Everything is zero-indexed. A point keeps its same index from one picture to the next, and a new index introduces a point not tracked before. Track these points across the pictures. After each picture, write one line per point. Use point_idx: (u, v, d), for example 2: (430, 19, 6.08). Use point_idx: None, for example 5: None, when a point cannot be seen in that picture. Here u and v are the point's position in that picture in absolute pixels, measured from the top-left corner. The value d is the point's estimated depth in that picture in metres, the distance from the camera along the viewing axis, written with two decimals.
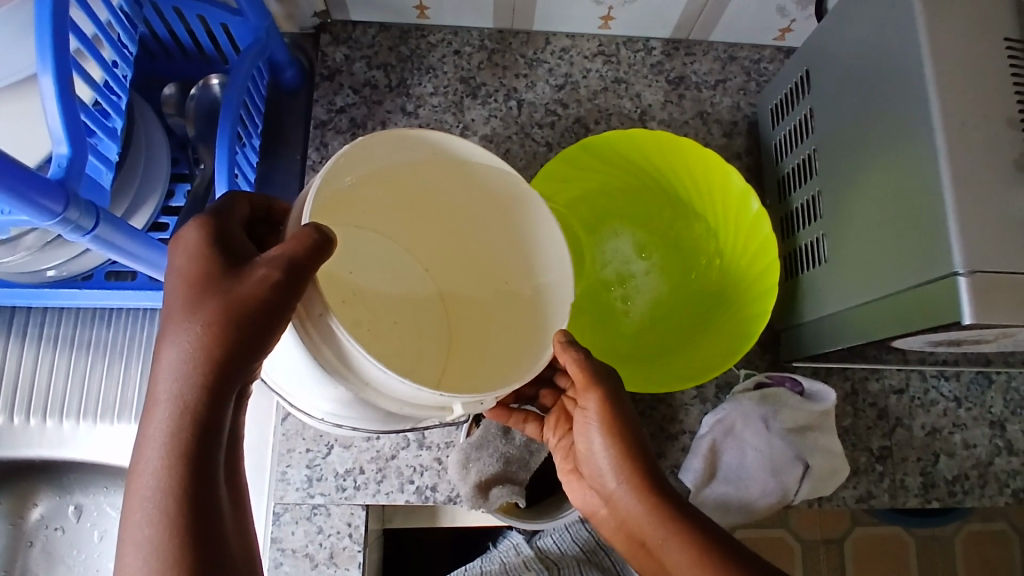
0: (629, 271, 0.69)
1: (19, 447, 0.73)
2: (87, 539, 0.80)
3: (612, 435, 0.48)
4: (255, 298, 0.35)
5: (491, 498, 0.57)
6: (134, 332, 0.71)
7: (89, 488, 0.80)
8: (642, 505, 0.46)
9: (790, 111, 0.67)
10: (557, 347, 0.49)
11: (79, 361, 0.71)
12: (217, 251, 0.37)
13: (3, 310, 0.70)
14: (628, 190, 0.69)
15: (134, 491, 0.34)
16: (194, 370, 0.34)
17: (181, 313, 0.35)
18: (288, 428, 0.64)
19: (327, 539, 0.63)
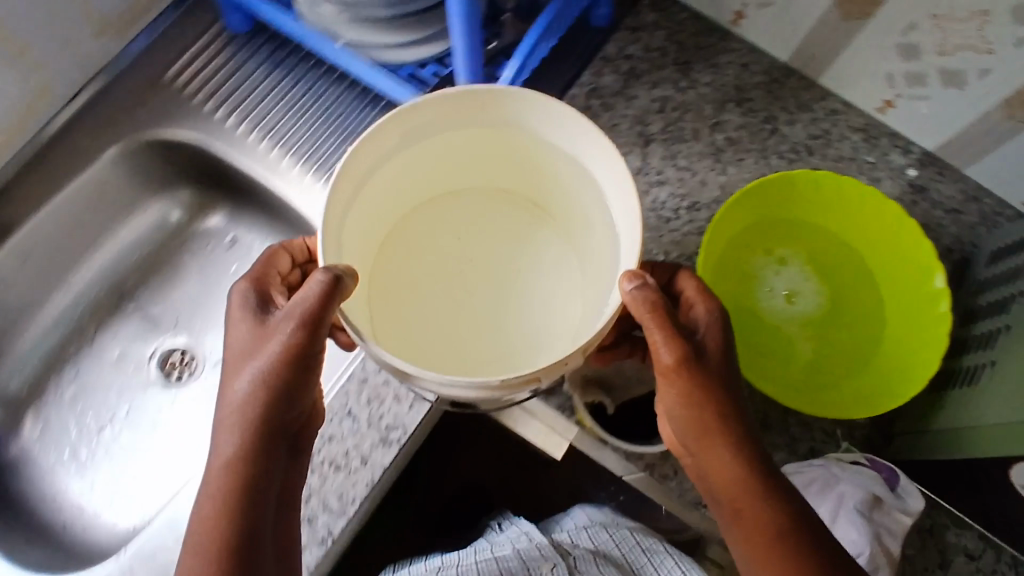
0: (790, 298, 0.71)
1: (239, 154, 0.81)
2: (227, 266, 0.90)
3: (706, 397, 0.52)
4: (272, 361, 0.51)
5: (584, 392, 0.69)
6: (373, 129, 0.81)
7: (254, 229, 0.89)
8: (738, 471, 0.51)
9: (1009, 258, 0.68)
10: (636, 314, 0.51)
11: (321, 124, 0.82)
12: (256, 338, 0.53)
13: (300, 63, 0.85)
14: (818, 237, 0.72)
15: (192, 527, 0.49)
16: (231, 423, 0.51)
17: (236, 388, 0.52)
18: None
19: None
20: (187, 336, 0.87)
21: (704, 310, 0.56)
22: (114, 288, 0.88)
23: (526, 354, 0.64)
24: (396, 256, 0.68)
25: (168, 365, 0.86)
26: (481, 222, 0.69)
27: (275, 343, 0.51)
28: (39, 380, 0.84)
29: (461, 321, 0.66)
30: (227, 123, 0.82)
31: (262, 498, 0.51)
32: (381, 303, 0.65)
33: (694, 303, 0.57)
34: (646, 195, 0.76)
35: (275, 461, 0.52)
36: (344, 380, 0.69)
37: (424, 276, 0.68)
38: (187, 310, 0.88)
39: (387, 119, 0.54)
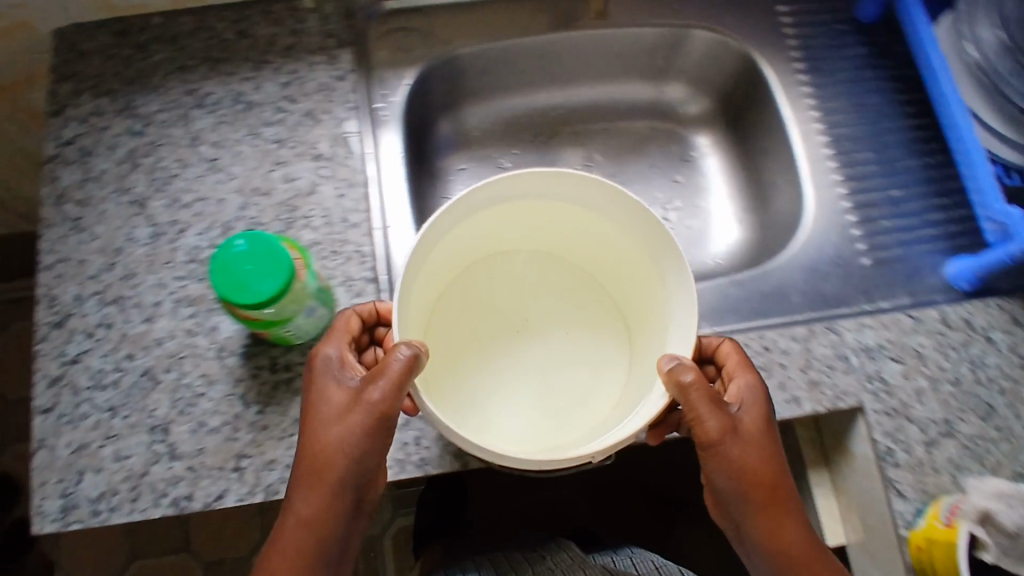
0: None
1: (785, 97, 0.81)
2: (674, 173, 0.92)
3: (750, 466, 0.57)
4: (351, 432, 0.56)
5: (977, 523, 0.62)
6: (904, 174, 0.80)
7: (717, 164, 0.91)
8: (800, 534, 0.57)
9: None
10: (680, 389, 0.55)
11: (866, 135, 0.81)
12: (335, 407, 0.57)
13: (884, 80, 0.84)
14: None
15: (276, 556, 0.56)
16: (316, 473, 0.57)
17: (314, 447, 0.57)
18: (900, 320, 0.72)
19: (824, 374, 0.69)
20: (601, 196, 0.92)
21: (740, 380, 0.61)
22: (579, 114, 0.93)
23: (478, 422, 0.68)
24: (467, 289, 0.75)
25: None
26: (513, 303, 0.76)
27: (354, 420, 0.56)
28: (484, 133, 0.91)
29: (479, 363, 0.72)
30: (795, 71, 0.83)
31: (331, 542, 0.57)
32: (440, 318, 0.73)
33: (734, 378, 0.62)
34: None
35: (347, 504, 0.57)
36: (748, 333, 0.71)
37: (480, 316, 0.74)
38: (618, 176, 0.92)
39: (518, 174, 0.62)
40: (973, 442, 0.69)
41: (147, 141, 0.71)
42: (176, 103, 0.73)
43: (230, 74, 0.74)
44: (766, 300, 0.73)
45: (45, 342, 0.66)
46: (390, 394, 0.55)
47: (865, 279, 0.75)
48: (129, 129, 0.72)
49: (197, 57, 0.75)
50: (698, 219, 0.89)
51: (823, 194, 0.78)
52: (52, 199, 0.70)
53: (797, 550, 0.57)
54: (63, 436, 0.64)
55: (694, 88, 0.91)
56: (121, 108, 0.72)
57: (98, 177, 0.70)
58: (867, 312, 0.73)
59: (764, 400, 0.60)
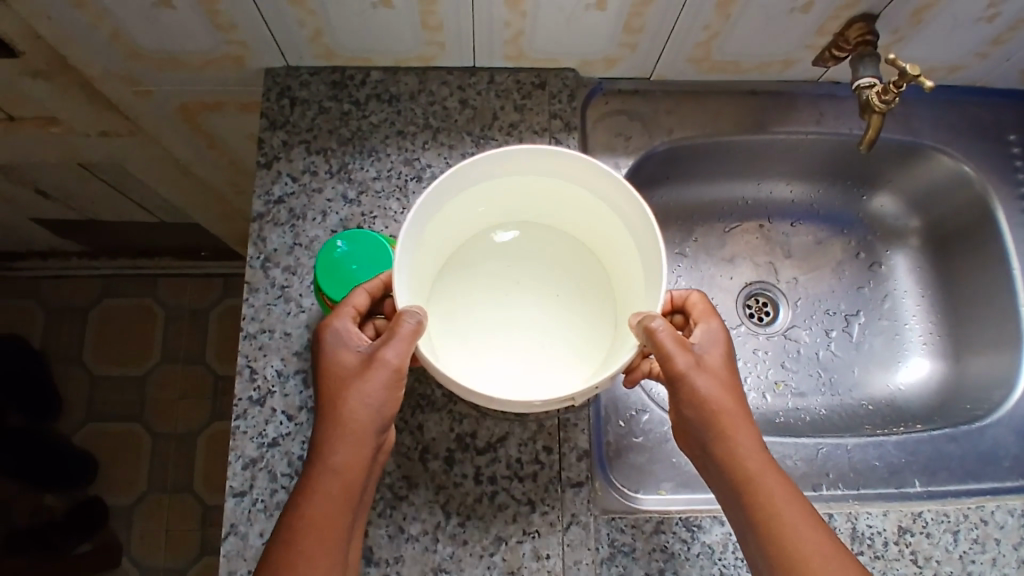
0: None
1: (1014, 239, 0.77)
2: (863, 283, 0.88)
3: (712, 397, 0.53)
4: (372, 389, 0.51)
5: None
6: None
7: (911, 281, 0.87)
8: (773, 472, 0.53)
9: None
10: (646, 326, 0.53)
11: None
12: (351, 356, 0.53)
13: None
14: None
15: (296, 520, 0.49)
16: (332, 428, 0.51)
17: (328, 395, 0.52)
18: None
19: None
20: (779, 293, 0.89)
21: (706, 326, 0.57)
22: (767, 209, 0.89)
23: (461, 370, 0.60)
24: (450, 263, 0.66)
25: (749, 303, 0.88)
26: (511, 267, 0.67)
27: (375, 378, 0.51)
28: (669, 217, 0.86)
29: (469, 326, 0.64)
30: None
31: (340, 507, 0.50)
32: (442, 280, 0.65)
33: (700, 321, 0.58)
34: None
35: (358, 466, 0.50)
36: (965, 499, 0.68)
37: (476, 285, 0.66)
38: (799, 279, 0.89)
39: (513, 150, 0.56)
40: None
41: (362, 212, 0.67)
42: (392, 172, 0.69)
43: (450, 147, 0.70)
44: (981, 462, 0.70)
45: (243, 419, 0.62)
46: (403, 344, 0.51)
47: None
48: (343, 194, 0.68)
49: (417, 123, 0.71)
50: (884, 338, 0.86)
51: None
52: (259, 261, 0.65)
53: (757, 482, 0.52)
54: (257, 524, 0.60)
55: (903, 203, 0.87)
56: (335, 170, 0.68)
57: (308, 244, 0.66)
58: None
59: (726, 342, 0.57)
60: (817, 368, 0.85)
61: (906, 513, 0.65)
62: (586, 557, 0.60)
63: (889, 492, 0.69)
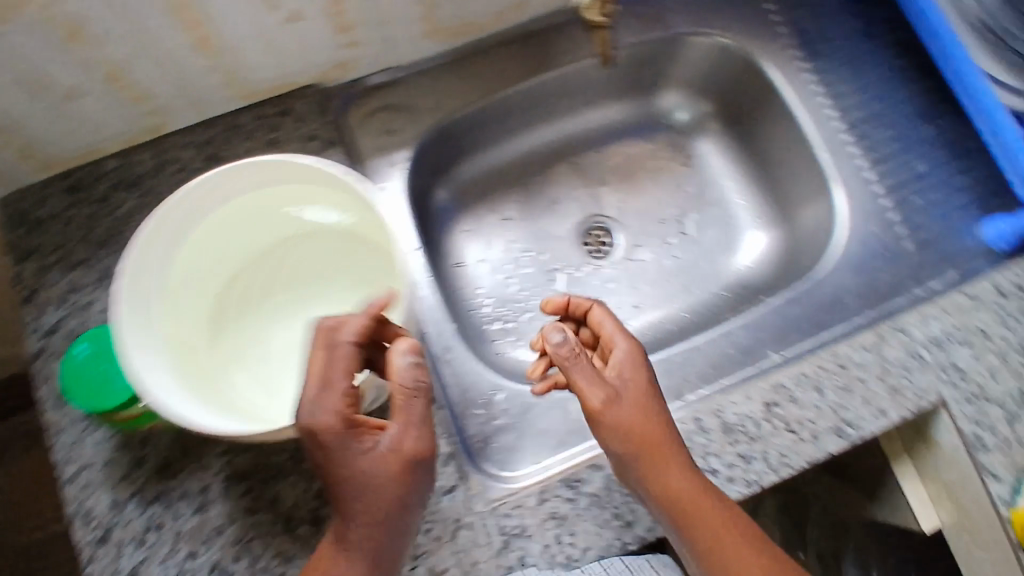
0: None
1: (791, 93, 0.79)
2: (682, 181, 0.89)
3: (634, 424, 0.56)
4: (389, 485, 0.50)
5: None
6: (923, 149, 0.78)
7: (726, 163, 0.89)
8: (693, 484, 0.56)
9: None
10: (558, 360, 0.57)
11: (880, 115, 0.79)
12: (347, 449, 0.49)
13: (886, 51, 0.81)
14: None
15: None
16: (375, 518, 0.51)
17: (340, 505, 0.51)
18: (958, 301, 0.72)
19: (902, 378, 0.68)
20: (612, 220, 0.89)
21: (621, 350, 0.60)
22: (572, 147, 0.89)
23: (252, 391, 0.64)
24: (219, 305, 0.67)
25: (589, 239, 0.88)
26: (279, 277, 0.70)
27: (406, 462, 0.51)
28: (480, 190, 0.86)
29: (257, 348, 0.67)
30: (792, 59, 0.80)
31: None
32: (216, 323, 0.66)
33: (622, 349, 0.60)
34: None
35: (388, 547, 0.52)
36: (821, 350, 0.70)
37: (251, 310, 0.68)
38: (626, 200, 0.89)
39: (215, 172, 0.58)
40: None
41: None
42: None
43: None
44: (826, 311, 0.73)
45: (93, 564, 0.58)
46: (417, 413, 0.52)
47: (916, 265, 0.75)
48: None
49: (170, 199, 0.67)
50: (719, 226, 0.87)
51: (854, 190, 0.77)
52: (54, 400, 0.62)
53: (689, 497, 0.55)
54: None
55: (691, 93, 0.88)
56: (102, 277, 0.65)
57: None
58: (930, 301, 0.72)
59: (646, 365, 0.59)
60: (669, 278, 0.86)
61: (767, 387, 0.67)
62: (481, 555, 0.60)
63: (750, 372, 0.70)
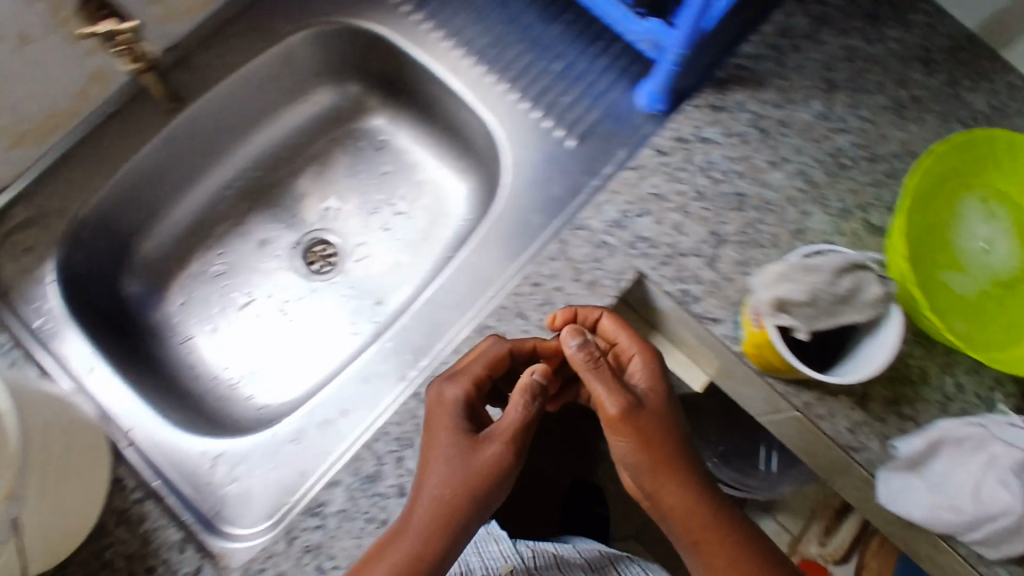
0: (988, 249, 0.70)
1: (414, 44, 0.79)
2: (373, 165, 0.89)
3: (648, 431, 0.59)
4: (486, 462, 0.58)
5: (780, 315, 0.61)
6: (552, 45, 0.79)
7: (406, 130, 0.88)
8: (704, 509, 0.59)
9: None
10: (580, 368, 0.60)
11: (502, 31, 0.80)
12: (454, 458, 0.57)
13: None
14: (1008, 180, 0.72)
15: None
16: (438, 529, 0.56)
17: (432, 490, 0.56)
18: (626, 177, 0.73)
19: (597, 269, 0.70)
20: (325, 230, 0.88)
21: (640, 364, 0.63)
22: (260, 177, 0.88)
23: None
24: None
25: (311, 256, 0.87)
26: None
27: (489, 454, 0.58)
28: (182, 257, 0.85)
29: None
30: (406, 14, 0.80)
31: None
32: None
33: (615, 335, 0.64)
34: (828, 138, 0.75)
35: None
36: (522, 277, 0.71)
37: None
38: (334, 205, 0.89)
39: None
40: (744, 234, 0.72)
41: None
42: None
43: None
44: (514, 238, 0.74)
45: None
46: (506, 447, 0.59)
47: (582, 157, 0.76)
48: None
49: None
50: (424, 192, 0.87)
51: (506, 112, 0.77)
52: None
53: (710, 516, 0.59)
54: None
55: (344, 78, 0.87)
56: None
57: None
58: (604, 186, 0.73)
59: (666, 383, 0.62)
60: (399, 261, 0.86)
61: (475, 335, 0.67)
62: None
63: (464, 324, 0.70)
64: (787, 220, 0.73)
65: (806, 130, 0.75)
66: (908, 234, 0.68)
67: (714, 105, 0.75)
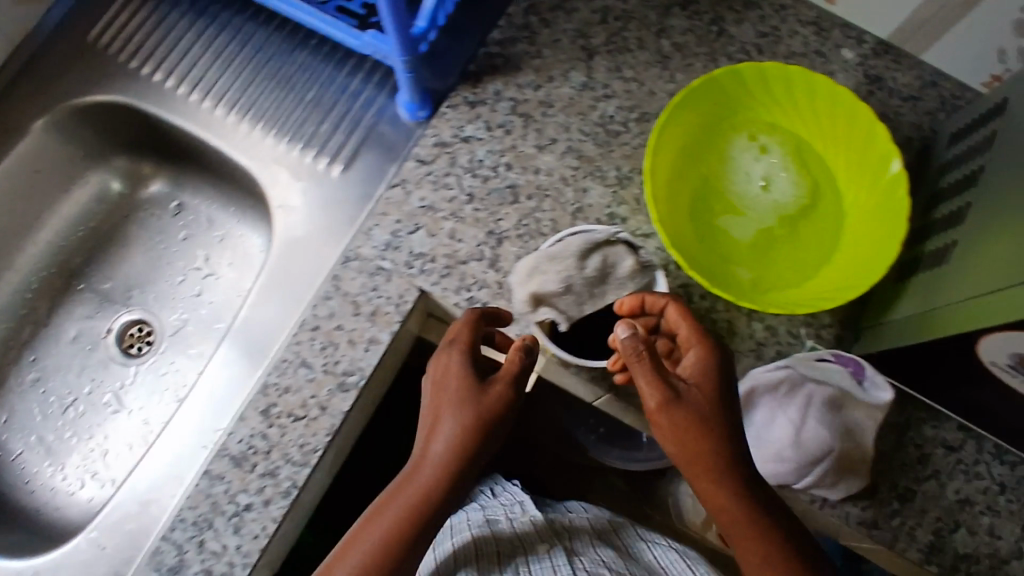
0: (768, 185, 0.67)
1: (162, 108, 0.77)
2: (174, 234, 0.87)
3: (688, 409, 0.55)
4: (496, 418, 0.56)
5: (538, 312, 0.64)
6: (301, 77, 0.77)
7: (198, 192, 0.87)
8: (746, 502, 0.54)
9: (965, 162, 0.65)
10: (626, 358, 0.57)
11: (248, 73, 0.77)
12: (465, 407, 0.56)
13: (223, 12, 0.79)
14: (780, 110, 0.68)
15: None
16: (426, 505, 0.54)
17: (449, 433, 0.55)
18: (391, 196, 0.70)
19: (376, 297, 0.67)
20: (140, 312, 0.86)
21: (695, 357, 0.58)
22: (64, 274, 0.86)
23: None
24: None
25: (126, 340, 0.85)
26: None
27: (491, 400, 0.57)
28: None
29: None
30: (150, 77, 0.77)
31: None
32: None
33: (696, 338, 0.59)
34: (593, 108, 0.73)
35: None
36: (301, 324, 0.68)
37: None
38: (137, 284, 0.86)
39: None
40: (522, 227, 0.69)
41: None
42: None
43: None
44: (294, 281, 0.70)
45: None
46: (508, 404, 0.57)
47: (349, 184, 0.73)
48: None
49: None
50: (232, 249, 0.86)
51: (266, 154, 0.75)
52: None
53: (753, 513, 0.54)
54: None
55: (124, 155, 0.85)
56: None
57: None
58: (373, 208, 0.70)
59: (720, 371, 0.57)
60: (212, 325, 0.84)
61: (258, 396, 0.64)
62: None
63: (254, 385, 0.67)
64: (566, 202, 0.70)
65: (570, 105, 0.73)
66: (674, 191, 0.66)
67: (469, 101, 0.73)
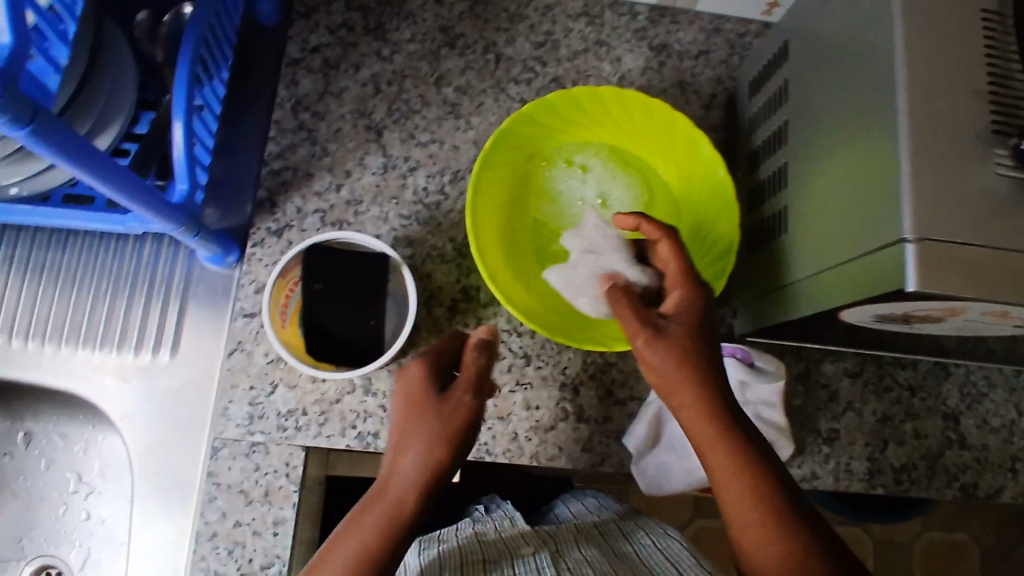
0: (603, 202, 0.65)
1: None
2: (34, 467, 0.79)
3: (674, 357, 0.47)
4: (433, 405, 0.50)
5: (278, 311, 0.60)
6: (88, 268, 0.69)
7: (39, 416, 0.78)
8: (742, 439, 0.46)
9: (770, 116, 0.65)
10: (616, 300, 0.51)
11: (30, 287, 0.69)
12: (447, 403, 0.51)
13: None
14: (585, 129, 0.65)
15: None
16: (399, 516, 0.47)
17: (423, 435, 0.49)
18: (233, 363, 0.64)
19: (263, 476, 0.62)
20: (34, 562, 0.78)
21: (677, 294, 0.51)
22: None
23: None
24: None
25: None
26: None
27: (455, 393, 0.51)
28: None
29: None
30: None
31: None
32: None
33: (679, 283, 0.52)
34: (404, 187, 0.69)
35: None
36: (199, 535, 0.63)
37: None
38: (20, 534, 0.78)
39: None
40: None
41: None
42: None
43: None
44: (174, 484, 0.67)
45: None
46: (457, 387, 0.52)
47: (185, 365, 0.67)
48: None
49: None
50: (100, 458, 0.78)
51: (88, 372, 0.69)
52: None
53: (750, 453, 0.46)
54: None
55: None
56: None
57: None
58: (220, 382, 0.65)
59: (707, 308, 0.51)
60: (115, 545, 0.77)
61: None
62: None
63: None
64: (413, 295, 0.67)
65: (378, 193, 0.68)
66: (513, 251, 0.65)
67: (273, 231, 0.67)
